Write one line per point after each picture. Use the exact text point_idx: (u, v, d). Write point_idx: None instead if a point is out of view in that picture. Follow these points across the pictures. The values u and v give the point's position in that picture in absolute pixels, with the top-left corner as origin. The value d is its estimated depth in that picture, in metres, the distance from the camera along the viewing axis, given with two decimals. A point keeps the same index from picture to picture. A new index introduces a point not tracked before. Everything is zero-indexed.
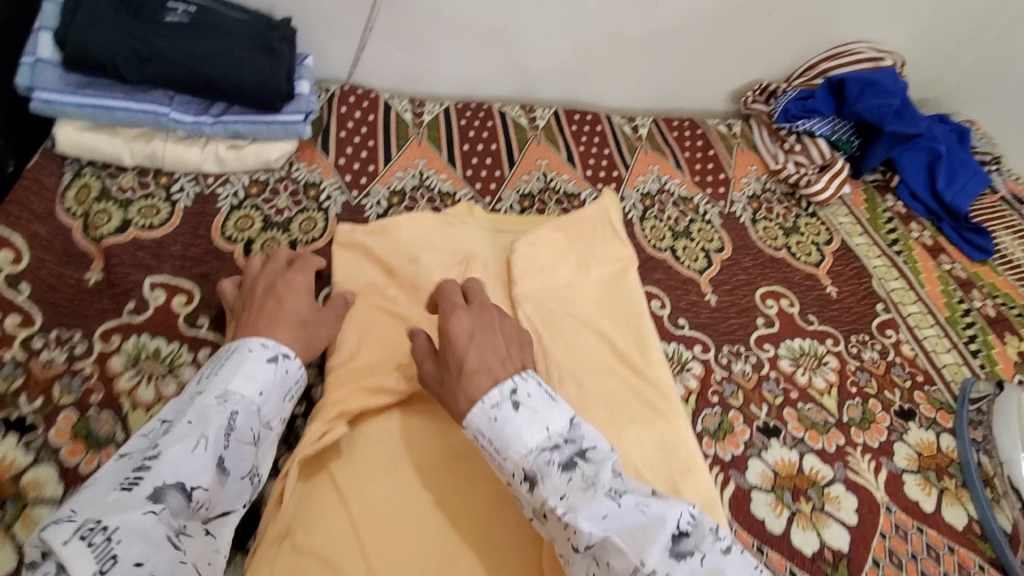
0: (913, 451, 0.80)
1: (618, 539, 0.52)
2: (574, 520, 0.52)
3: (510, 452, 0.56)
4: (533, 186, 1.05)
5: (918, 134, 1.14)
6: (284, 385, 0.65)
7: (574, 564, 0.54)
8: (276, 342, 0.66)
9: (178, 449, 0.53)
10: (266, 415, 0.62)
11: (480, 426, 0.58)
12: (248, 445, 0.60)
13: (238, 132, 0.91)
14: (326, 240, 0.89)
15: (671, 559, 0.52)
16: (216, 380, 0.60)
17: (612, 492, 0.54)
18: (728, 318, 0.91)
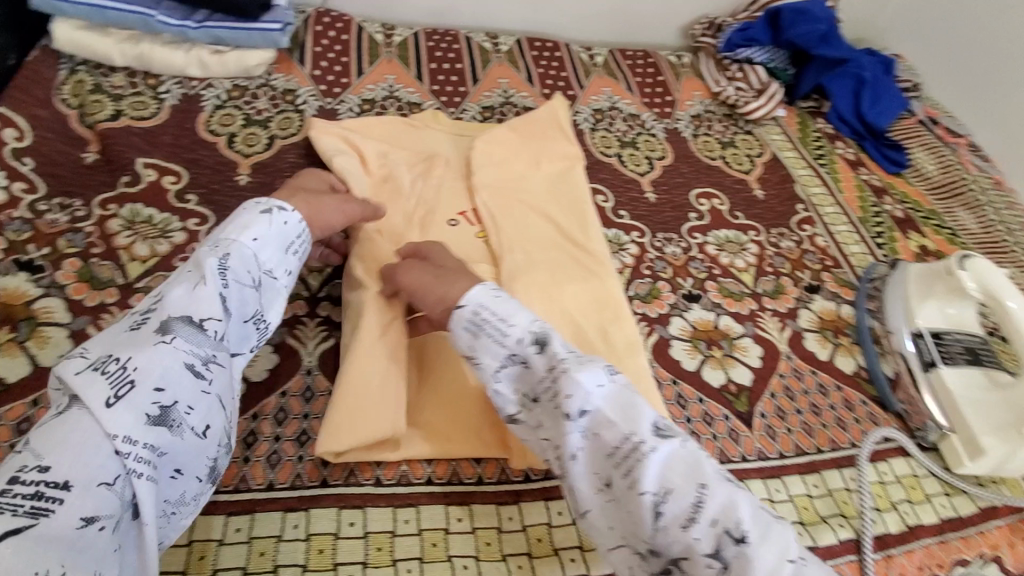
0: (815, 315, 0.92)
1: (608, 411, 0.60)
2: (576, 378, 0.61)
3: (516, 323, 0.65)
4: (494, 101, 1.15)
5: (845, 60, 1.25)
6: (281, 235, 0.68)
7: (570, 433, 0.61)
8: (271, 199, 0.70)
9: (177, 292, 0.59)
10: (263, 261, 0.66)
11: (483, 301, 0.67)
12: (250, 289, 0.64)
13: (219, 38, 1.00)
14: (302, 135, 0.98)
15: (659, 436, 0.59)
16: (213, 235, 0.65)
17: (609, 369, 0.64)
18: (663, 212, 1.03)
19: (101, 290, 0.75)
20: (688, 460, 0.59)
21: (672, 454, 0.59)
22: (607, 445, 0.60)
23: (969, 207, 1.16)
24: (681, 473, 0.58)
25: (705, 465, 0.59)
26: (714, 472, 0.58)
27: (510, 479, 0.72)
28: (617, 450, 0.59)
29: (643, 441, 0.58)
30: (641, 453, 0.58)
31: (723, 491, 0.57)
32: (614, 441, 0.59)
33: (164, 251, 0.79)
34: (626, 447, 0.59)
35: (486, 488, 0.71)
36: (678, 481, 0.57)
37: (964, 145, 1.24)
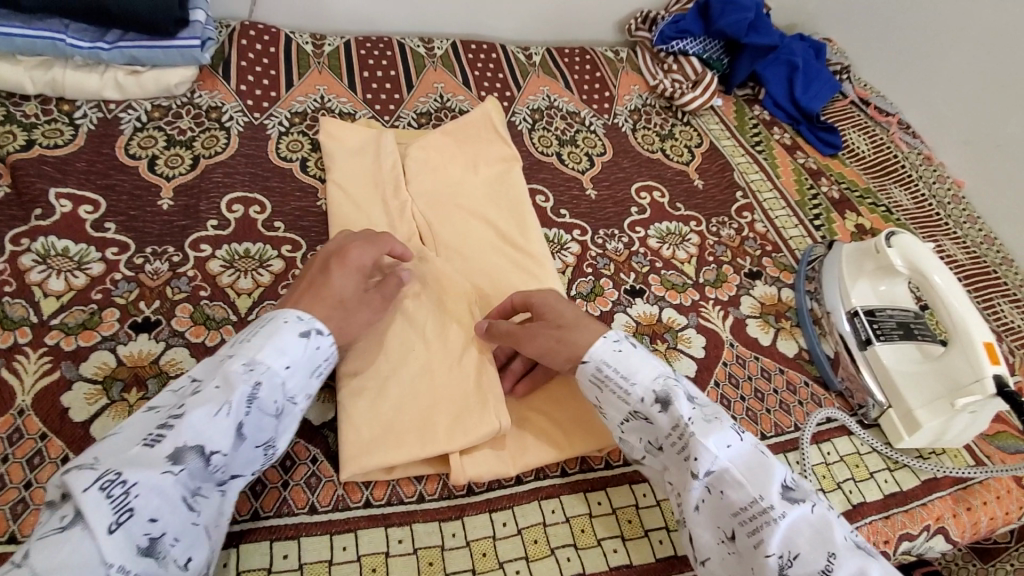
0: (757, 301, 0.93)
1: (735, 470, 0.61)
2: (703, 443, 0.61)
3: (639, 379, 0.66)
4: (430, 107, 1.13)
5: (775, 47, 1.29)
6: (312, 360, 0.65)
7: (693, 490, 0.63)
8: (311, 317, 0.67)
9: (199, 415, 0.56)
10: (291, 389, 0.63)
11: (605, 356, 0.67)
12: (270, 417, 0.61)
13: (135, 58, 0.96)
14: (228, 153, 0.95)
15: (786, 500, 0.60)
16: (248, 348, 0.62)
17: (733, 430, 0.64)
18: (604, 208, 1.03)
19: (14, 329, 0.71)
20: (817, 526, 0.59)
21: (798, 517, 0.59)
22: (732, 503, 0.61)
23: (902, 183, 1.19)
24: (808, 538, 0.58)
25: (834, 531, 0.58)
26: (845, 539, 0.58)
27: (452, 493, 0.68)
28: (744, 509, 0.60)
29: (773, 507, 0.59)
30: (768, 516, 0.59)
31: (850, 558, 0.57)
32: (741, 503, 0.60)
33: (81, 285, 0.76)
34: (754, 509, 0.59)
35: (427, 505, 0.67)
36: (806, 546, 0.58)
37: (895, 123, 1.27)
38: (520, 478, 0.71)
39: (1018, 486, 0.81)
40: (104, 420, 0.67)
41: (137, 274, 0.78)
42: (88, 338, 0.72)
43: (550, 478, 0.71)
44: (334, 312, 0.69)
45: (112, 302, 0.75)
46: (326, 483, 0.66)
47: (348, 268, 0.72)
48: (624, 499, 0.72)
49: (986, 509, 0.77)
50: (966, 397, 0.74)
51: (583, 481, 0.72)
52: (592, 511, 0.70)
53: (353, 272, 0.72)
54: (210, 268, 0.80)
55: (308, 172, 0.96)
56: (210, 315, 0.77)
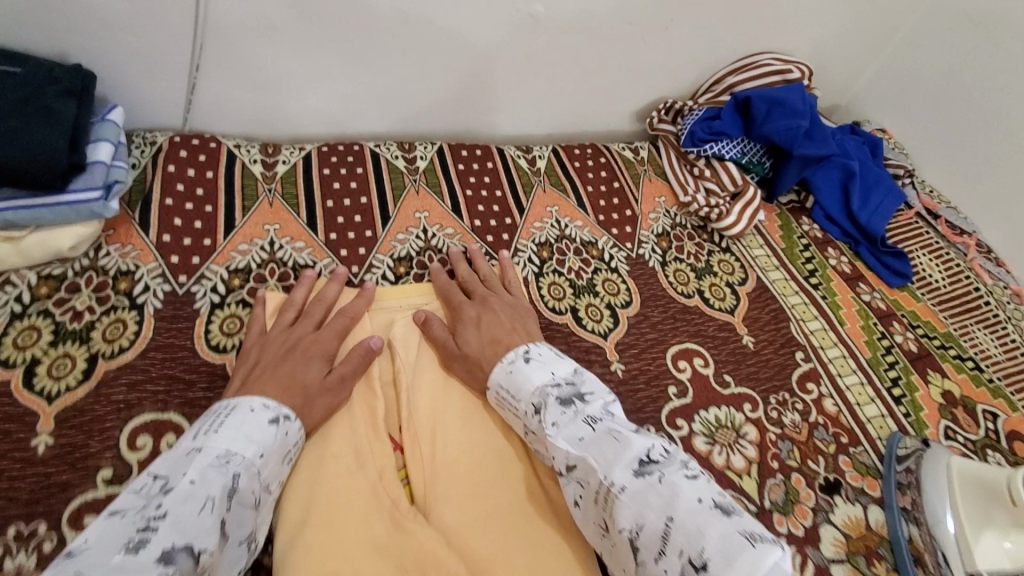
0: (840, 533, 0.72)
1: (586, 459, 0.59)
2: (555, 441, 0.62)
3: (521, 393, 0.68)
4: (409, 249, 0.90)
5: (829, 155, 1.06)
6: (283, 446, 0.62)
7: (566, 488, 0.61)
8: (277, 403, 0.63)
9: (183, 511, 0.50)
10: (266, 478, 0.59)
11: (499, 379, 0.70)
12: (250, 508, 0.57)
13: (10, 221, 0.72)
14: (136, 350, 0.71)
15: (632, 475, 0.55)
16: (216, 438, 0.57)
17: (590, 420, 0.62)
18: (636, 392, 0.80)
19: None
20: (664, 496, 0.53)
21: (641, 487, 0.54)
22: (591, 490, 0.58)
23: (988, 326, 0.98)
24: (653, 506, 0.53)
25: (680, 497, 0.52)
26: (693, 502, 0.52)
27: None
28: (597, 491, 0.57)
29: (615, 483, 0.55)
30: (609, 493, 0.55)
31: (693, 521, 0.50)
32: (596, 486, 0.57)
33: None
34: (603, 490, 0.56)
35: None
36: (647, 514, 0.52)
37: (973, 246, 1.06)
38: None
39: None
40: None
41: None
42: None
43: None
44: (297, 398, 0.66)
45: None
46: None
47: (313, 354, 0.71)
48: None
49: None
50: None
51: None
52: None
53: (317, 359, 0.70)
54: None
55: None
56: None
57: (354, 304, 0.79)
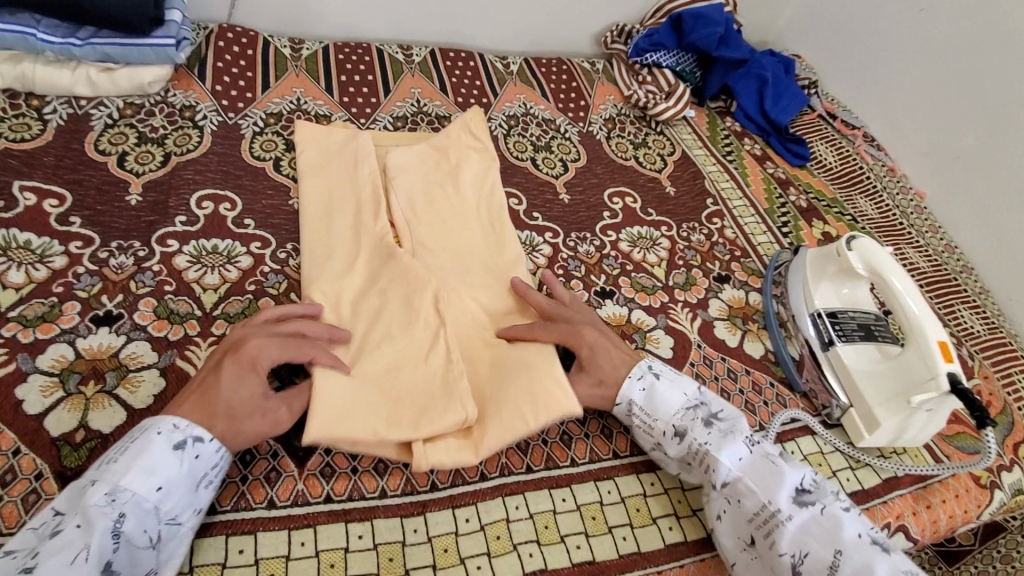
0: (724, 304, 0.95)
1: (747, 481, 0.68)
2: (716, 460, 0.69)
3: (661, 414, 0.73)
4: (406, 111, 1.14)
5: (745, 60, 1.32)
6: (192, 473, 0.58)
7: (714, 500, 0.70)
8: (190, 424, 0.59)
9: (53, 564, 0.49)
10: (167, 511, 0.56)
11: (634, 396, 0.74)
12: (146, 548, 0.54)
13: (108, 55, 0.95)
14: (200, 152, 0.95)
15: (796, 505, 0.66)
16: (112, 471, 0.55)
17: (746, 441, 0.71)
18: (577, 212, 1.04)
19: None
20: (828, 526, 0.64)
21: (808, 519, 0.65)
22: (747, 511, 0.67)
23: (867, 194, 1.23)
24: (819, 537, 0.64)
25: (844, 531, 0.64)
26: (854, 536, 0.63)
27: (415, 489, 0.67)
28: (758, 514, 0.66)
29: (781, 510, 0.65)
30: (777, 519, 0.65)
31: (859, 554, 0.62)
32: (755, 509, 0.67)
33: (42, 278, 0.74)
34: (765, 514, 0.66)
35: (389, 501, 0.66)
36: (816, 545, 0.63)
37: (861, 136, 1.32)
38: (483, 473, 0.70)
39: (976, 486, 0.82)
40: (56, 413, 0.64)
41: (102, 268, 0.77)
42: (46, 331, 0.70)
43: (515, 475, 0.71)
44: (217, 420, 0.61)
45: (74, 296, 0.73)
46: (315, 453, 0.67)
47: (250, 371, 0.63)
48: (588, 496, 0.71)
49: (945, 507, 0.79)
50: (922, 394, 0.74)
51: (548, 478, 0.71)
52: (556, 507, 0.69)
53: (251, 374, 0.63)
54: (177, 264, 0.80)
55: (285, 173, 0.96)
56: (174, 310, 0.75)
57: (318, 334, 0.70)
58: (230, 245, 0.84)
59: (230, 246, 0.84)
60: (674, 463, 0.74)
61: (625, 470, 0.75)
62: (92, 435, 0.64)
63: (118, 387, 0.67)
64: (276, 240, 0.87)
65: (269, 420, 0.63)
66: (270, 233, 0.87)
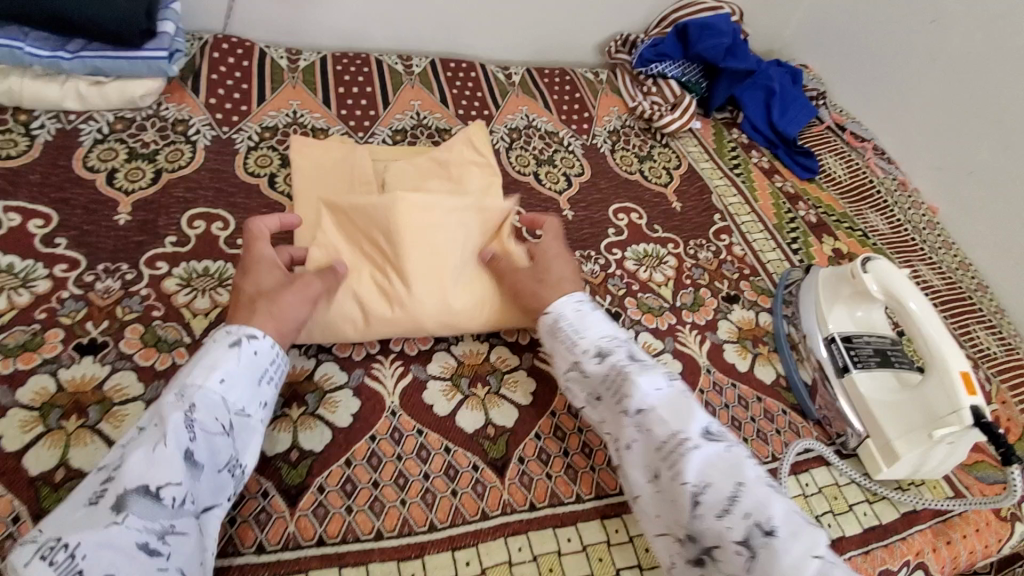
0: (734, 326, 0.92)
1: (660, 410, 0.65)
2: (634, 383, 0.67)
3: (588, 334, 0.72)
4: (405, 124, 1.11)
5: (751, 71, 1.29)
6: (253, 366, 0.62)
7: (625, 427, 0.67)
8: (240, 327, 0.64)
9: (137, 454, 0.52)
10: (235, 402, 0.60)
11: (563, 314, 0.74)
12: (222, 435, 0.58)
13: (98, 68, 0.92)
14: (191, 168, 0.92)
15: (704, 437, 0.63)
16: (180, 377, 0.59)
17: (666, 376, 0.69)
18: (581, 229, 1.01)
19: None
20: (732, 461, 0.62)
21: (714, 452, 0.62)
22: (655, 438, 0.64)
23: (879, 209, 1.20)
24: (721, 469, 0.61)
25: (747, 468, 0.61)
26: (756, 474, 0.61)
27: (413, 529, 0.63)
28: (666, 443, 0.64)
29: (687, 438, 0.63)
30: (684, 447, 0.62)
31: (758, 490, 0.59)
32: (663, 437, 0.64)
33: (25, 303, 0.71)
34: (672, 440, 0.63)
35: (385, 543, 0.62)
36: (718, 476, 0.61)
37: (870, 149, 1.29)
38: (485, 511, 0.66)
39: (996, 518, 0.79)
40: (36, 448, 0.61)
41: (87, 292, 0.74)
42: (27, 361, 0.67)
43: (519, 513, 0.67)
44: (257, 303, 0.66)
45: (57, 322, 0.71)
46: (307, 492, 0.64)
47: (264, 264, 0.69)
48: (594, 536, 0.68)
49: (965, 543, 0.76)
50: (943, 428, 0.71)
51: (553, 516, 0.68)
52: (561, 548, 0.66)
53: (264, 268, 0.69)
54: (165, 288, 0.77)
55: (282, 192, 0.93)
56: (162, 337, 0.72)
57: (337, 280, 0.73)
58: (222, 267, 0.81)
59: (222, 268, 0.81)
60: (592, 391, 0.71)
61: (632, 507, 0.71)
62: (72, 474, 0.61)
63: (101, 421, 0.65)
64: None
65: (301, 285, 0.68)
66: None
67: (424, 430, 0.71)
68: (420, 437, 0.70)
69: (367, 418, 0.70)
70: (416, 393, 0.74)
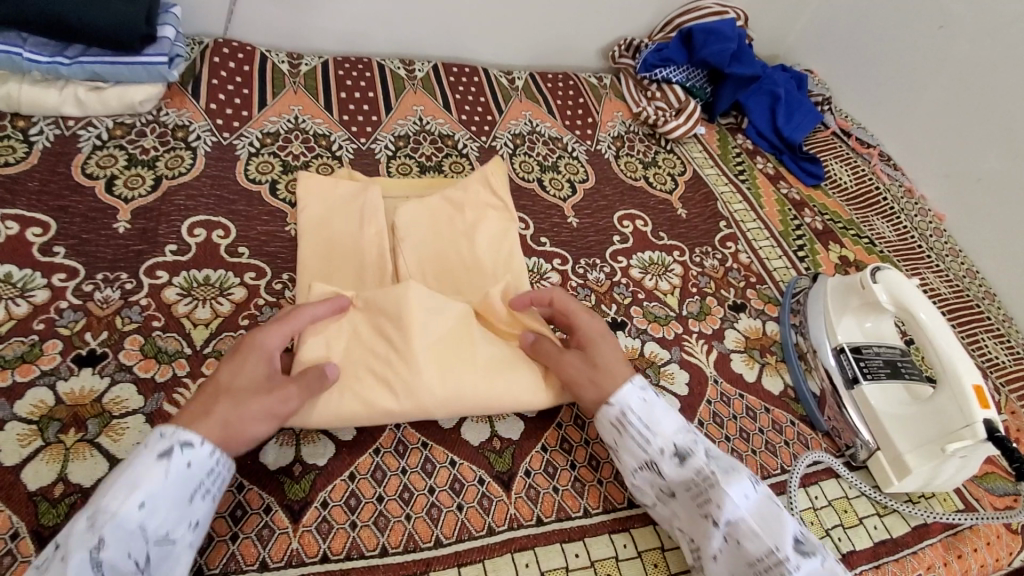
0: (740, 335, 0.91)
1: (751, 522, 0.61)
2: (723, 492, 0.62)
3: (661, 431, 0.67)
4: (408, 129, 1.10)
5: (757, 76, 1.29)
6: (181, 484, 0.54)
7: (711, 538, 0.63)
8: (177, 430, 0.56)
9: None
10: (157, 528, 0.52)
11: (634, 405, 0.68)
12: (136, 571, 0.51)
13: (97, 74, 0.91)
14: (192, 175, 0.90)
15: (800, 553, 0.60)
16: (99, 493, 0.52)
17: (749, 478, 0.65)
18: (586, 236, 1.00)
19: None
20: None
21: (812, 571, 0.59)
22: (749, 554, 0.61)
23: (884, 216, 1.19)
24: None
25: None
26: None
27: (418, 545, 0.62)
28: (760, 560, 0.60)
29: (787, 558, 0.59)
30: (784, 567, 0.59)
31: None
32: (758, 553, 0.60)
33: (22, 314, 0.70)
34: (770, 560, 0.60)
35: (390, 560, 0.61)
36: None
37: (876, 155, 1.29)
38: (491, 526, 0.65)
39: (1007, 532, 0.78)
40: (33, 464, 0.60)
41: (86, 302, 0.73)
42: (24, 373, 0.66)
43: (525, 528, 0.66)
44: (220, 403, 0.58)
45: (55, 333, 0.69)
46: (310, 507, 0.63)
47: (257, 354, 0.62)
48: (602, 550, 0.67)
49: (977, 556, 0.75)
50: (956, 441, 0.70)
51: (559, 531, 0.67)
52: (569, 564, 0.65)
53: (256, 359, 0.62)
54: (166, 297, 0.76)
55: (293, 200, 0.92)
56: (162, 348, 0.71)
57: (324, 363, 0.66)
58: (222, 276, 0.80)
59: (223, 277, 0.80)
60: (662, 488, 0.66)
61: (640, 521, 0.70)
62: (71, 489, 0.59)
63: (100, 435, 0.63)
64: (272, 269, 0.83)
65: (278, 396, 0.61)
66: (265, 261, 0.83)
67: (429, 443, 0.70)
68: (425, 450, 0.69)
69: (371, 431, 0.69)
70: None
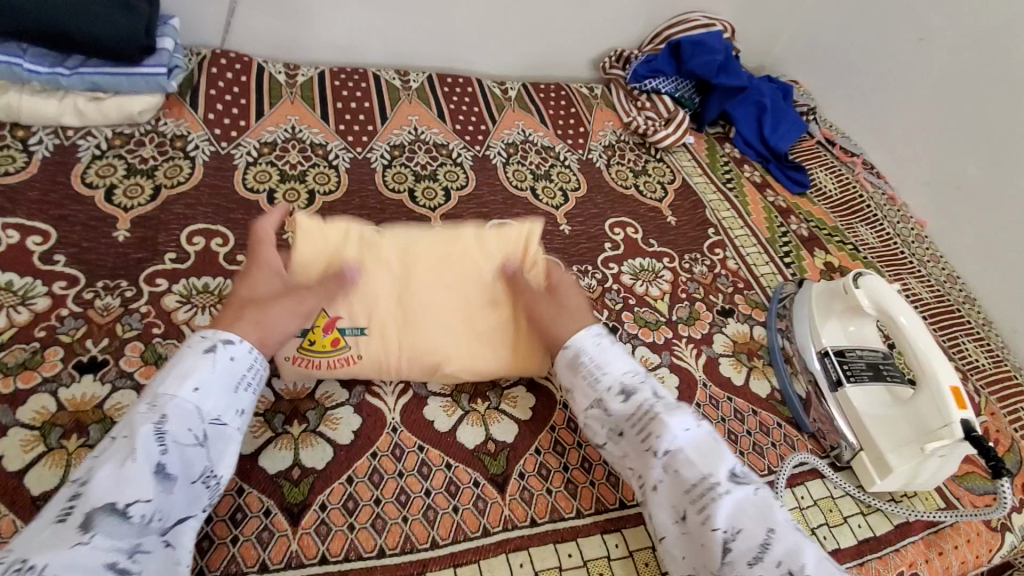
0: (729, 339, 0.93)
1: (688, 452, 0.66)
2: (663, 420, 0.67)
3: (612, 372, 0.71)
4: (404, 139, 1.12)
5: (743, 87, 1.32)
6: (226, 373, 0.61)
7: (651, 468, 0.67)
8: (217, 331, 0.63)
9: (107, 468, 0.53)
10: (209, 411, 0.59)
11: (588, 349, 0.72)
12: (195, 446, 0.57)
13: (97, 85, 0.93)
14: (191, 184, 0.92)
15: (733, 481, 0.65)
16: (151, 385, 0.59)
17: (693, 416, 0.69)
18: (578, 244, 1.02)
19: None
20: (761, 507, 0.64)
21: (743, 497, 0.64)
22: (685, 482, 0.65)
23: (868, 223, 1.23)
24: (752, 516, 0.63)
25: (775, 512, 0.63)
26: (785, 517, 0.63)
27: (415, 546, 0.64)
28: (694, 486, 0.64)
29: (718, 484, 0.64)
30: (714, 493, 0.63)
31: (789, 534, 0.62)
32: (694, 481, 0.65)
33: (24, 321, 0.71)
34: (702, 486, 0.64)
35: (388, 560, 0.62)
36: (749, 521, 0.62)
37: (860, 164, 1.33)
38: (486, 527, 0.67)
39: (986, 529, 0.81)
40: (37, 469, 0.61)
41: (86, 309, 0.74)
42: (27, 379, 0.67)
43: (519, 529, 0.68)
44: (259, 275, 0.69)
45: (56, 340, 0.70)
46: (309, 510, 0.64)
47: (264, 271, 0.70)
48: (595, 550, 0.68)
49: (957, 553, 0.77)
50: (935, 441, 0.73)
51: (553, 531, 0.68)
52: (562, 563, 0.66)
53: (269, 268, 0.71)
54: (165, 304, 0.77)
55: (315, 198, 0.97)
56: (163, 355, 0.72)
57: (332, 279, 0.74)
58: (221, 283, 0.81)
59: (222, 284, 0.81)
60: (604, 425, 0.71)
61: (632, 521, 0.72)
62: None
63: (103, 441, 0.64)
64: None
65: (291, 298, 0.68)
66: None
67: (424, 446, 0.71)
68: (421, 453, 0.71)
69: (368, 435, 0.71)
70: (417, 409, 0.74)
